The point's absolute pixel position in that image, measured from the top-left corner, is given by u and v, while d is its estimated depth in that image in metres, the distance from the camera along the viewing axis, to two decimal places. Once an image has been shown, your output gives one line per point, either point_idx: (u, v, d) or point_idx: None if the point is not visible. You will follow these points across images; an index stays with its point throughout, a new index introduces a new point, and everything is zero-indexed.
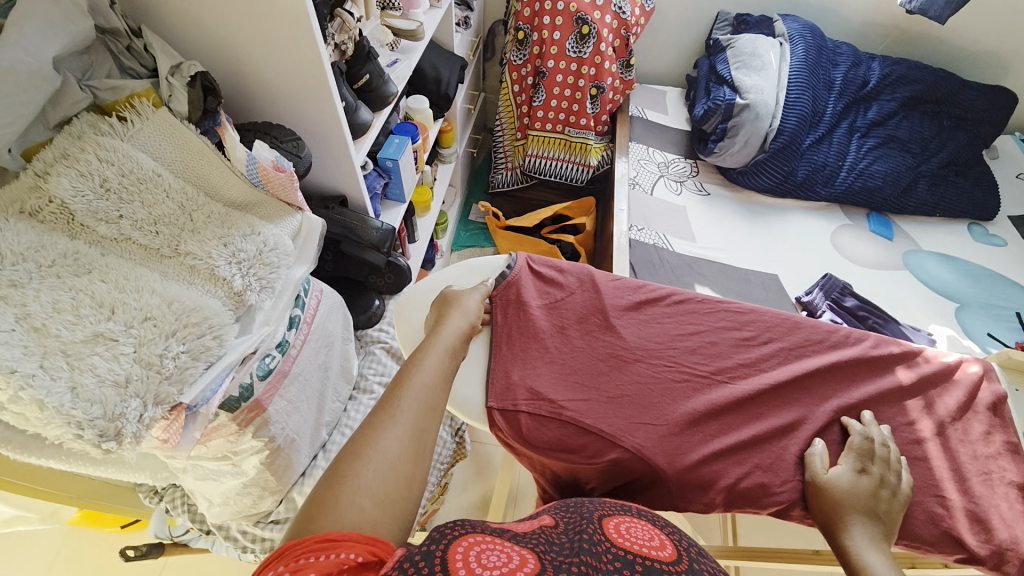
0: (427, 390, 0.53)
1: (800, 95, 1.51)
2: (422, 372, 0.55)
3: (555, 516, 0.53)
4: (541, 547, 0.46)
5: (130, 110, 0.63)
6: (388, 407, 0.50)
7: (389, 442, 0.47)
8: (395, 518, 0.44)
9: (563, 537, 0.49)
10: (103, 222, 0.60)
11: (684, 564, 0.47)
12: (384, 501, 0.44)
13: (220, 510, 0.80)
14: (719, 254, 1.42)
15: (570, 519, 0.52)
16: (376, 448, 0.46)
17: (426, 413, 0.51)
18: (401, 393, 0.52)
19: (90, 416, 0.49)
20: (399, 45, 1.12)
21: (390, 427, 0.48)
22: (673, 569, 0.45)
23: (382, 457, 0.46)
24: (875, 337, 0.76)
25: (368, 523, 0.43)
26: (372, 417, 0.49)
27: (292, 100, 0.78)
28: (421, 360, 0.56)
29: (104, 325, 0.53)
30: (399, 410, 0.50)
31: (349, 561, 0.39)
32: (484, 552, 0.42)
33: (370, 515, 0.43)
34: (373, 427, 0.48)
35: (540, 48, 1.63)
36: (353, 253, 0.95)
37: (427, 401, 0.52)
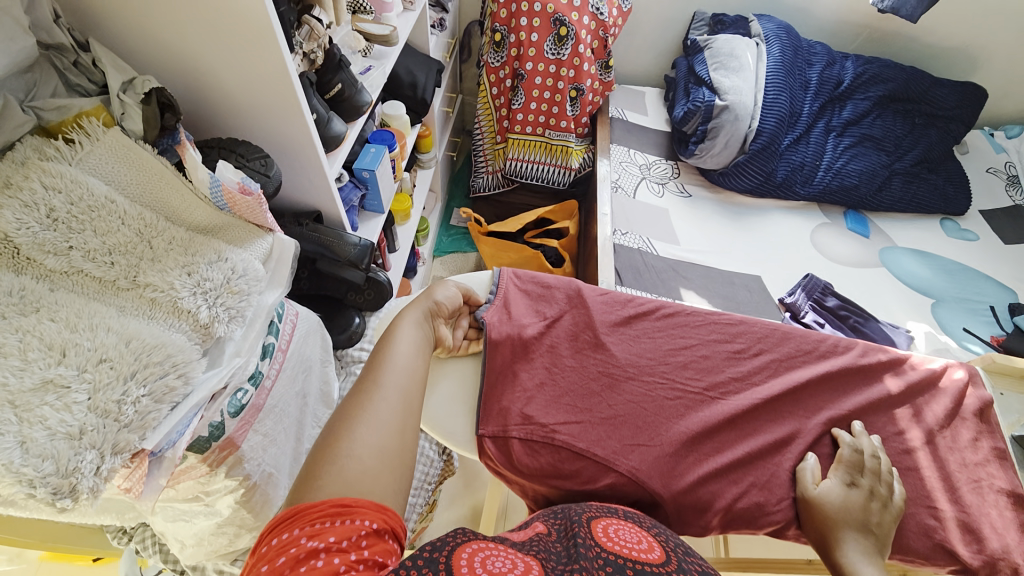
0: (411, 354, 0.54)
1: (777, 96, 1.52)
2: (403, 333, 0.56)
3: (547, 524, 0.53)
4: (541, 555, 0.45)
5: (78, 131, 0.58)
6: (375, 372, 0.51)
7: (380, 403, 0.48)
8: (396, 470, 0.45)
9: (558, 543, 0.48)
10: (50, 254, 0.54)
11: (672, 564, 0.46)
12: (384, 455, 0.45)
13: (194, 551, 0.76)
14: (703, 257, 1.42)
15: (561, 525, 0.52)
16: (368, 406, 0.47)
17: (413, 372, 0.53)
18: (387, 356, 0.53)
19: (41, 473, 0.45)
20: (372, 51, 1.08)
21: (381, 386, 0.49)
22: (662, 570, 0.44)
23: (376, 417, 0.47)
24: (863, 345, 0.76)
25: (374, 483, 0.43)
26: (360, 384, 0.50)
27: (260, 115, 0.74)
28: (400, 325, 0.57)
29: (54, 371, 0.49)
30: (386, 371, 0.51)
31: (366, 527, 0.39)
32: (490, 557, 0.41)
33: (370, 468, 0.43)
34: (364, 391, 0.49)
35: (518, 50, 1.60)
36: (330, 270, 0.92)
37: (413, 361, 0.54)
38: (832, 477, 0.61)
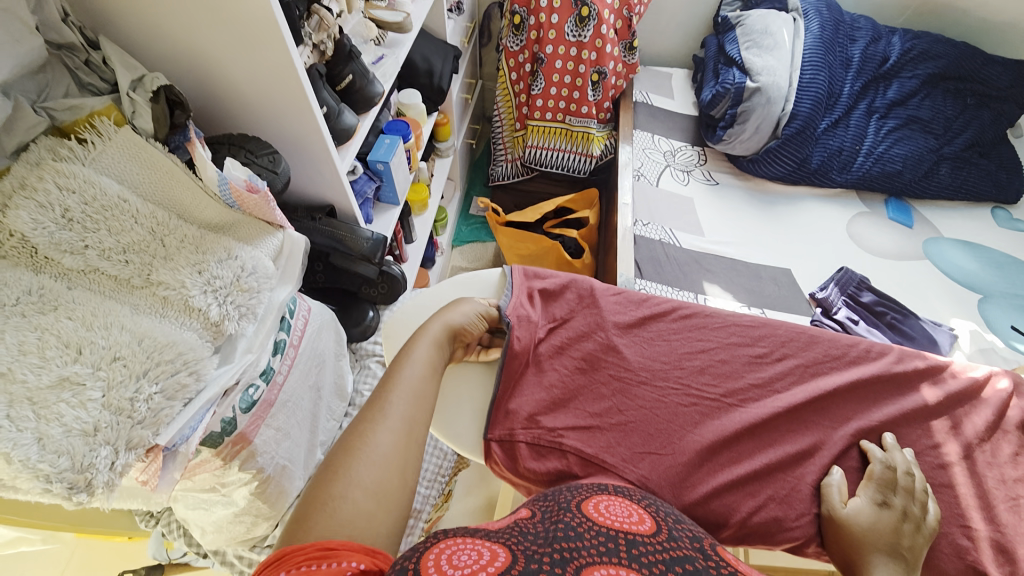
0: (417, 384, 0.54)
1: (814, 76, 1.43)
2: (413, 361, 0.56)
3: (533, 507, 0.52)
4: (513, 539, 0.44)
5: (90, 130, 0.59)
6: (378, 403, 0.51)
7: (378, 437, 0.48)
8: (389, 511, 0.45)
9: (539, 525, 0.47)
10: (67, 253, 0.55)
11: (663, 533, 0.47)
12: (378, 495, 0.44)
13: (214, 537, 0.79)
14: (729, 249, 1.36)
15: (547, 506, 0.51)
16: (367, 442, 0.47)
17: (416, 405, 0.52)
18: (391, 389, 0.52)
19: (58, 469, 0.46)
20: (385, 39, 1.06)
21: (381, 422, 0.49)
22: (654, 539, 0.45)
23: (374, 452, 0.47)
24: (898, 351, 0.71)
25: (364, 523, 0.43)
26: (363, 413, 0.50)
27: (271, 111, 0.73)
28: (411, 352, 0.57)
29: (70, 369, 0.50)
30: (388, 405, 0.51)
31: (352, 569, 0.39)
32: (455, 554, 0.40)
33: (363, 509, 0.43)
34: (364, 425, 0.49)
35: (538, 33, 1.55)
36: (344, 264, 0.92)
37: (416, 393, 0.53)
38: (861, 495, 0.58)
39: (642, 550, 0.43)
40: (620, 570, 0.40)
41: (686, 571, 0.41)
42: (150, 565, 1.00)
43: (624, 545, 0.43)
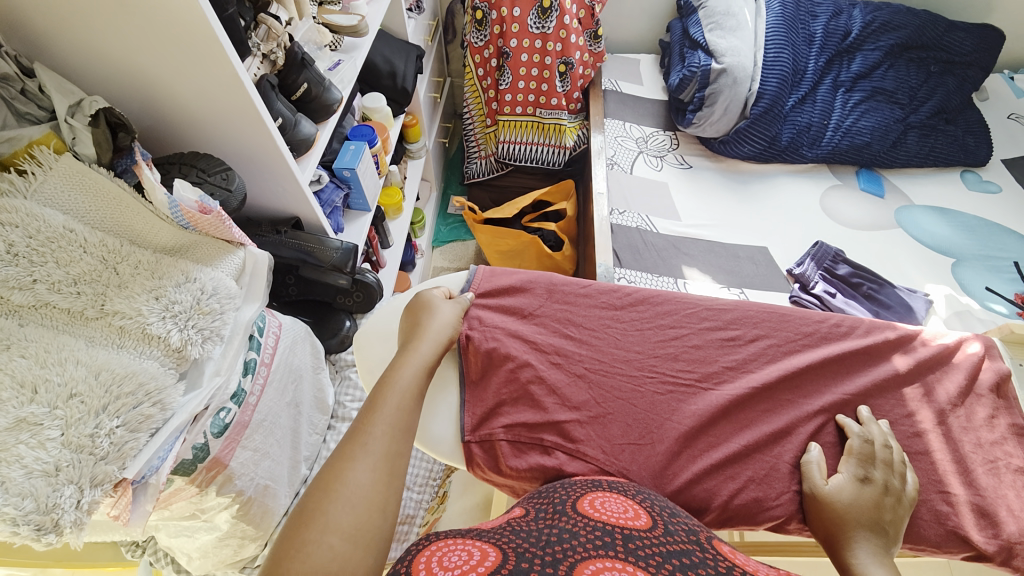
0: (401, 410, 0.50)
1: (779, 53, 1.43)
2: (398, 385, 0.53)
3: (527, 506, 0.52)
4: (505, 539, 0.43)
5: (29, 161, 0.57)
6: (360, 433, 0.47)
7: (359, 473, 0.44)
8: (369, 551, 0.41)
9: (532, 522, 0.47)
10: (15, 289, 0.54)
11: (658, 526, 0.47)
12: (355, 535, 0.41)
13: (201, 562, 0.78)
14: (705, 231, 1.36)
15: (542, 506, 0.51)
16: (343, 479, 0.43)
17: (399, 432, 0.48)
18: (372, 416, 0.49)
19: (23, 511, 0.45)
20: (341, 44, 1.04)
21: (360, 456, 0.45)
22: (648, 533, 0.45)
23: (353, 488, 0.43)
24: (868, 323, 0.72)
25: (341, 566, 0.39)
26: (343, 444, 0.46)
27: (222, 126, 0.71)
28: (396, 375, 0.54)
29: (27, 409, 0.48)
30: (370, 435, 0.47)
31: None
32: (445, 556, 0.40)
33: (339, 553, 0.40)
34: (343, 459, 0.45)
35: (501, 27, 1.54)
36: (315, 275, 0.91)
37: (400, 420, 0.50)
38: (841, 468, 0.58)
39: (638, 544, 0.43)
40: (617, 562, 0.40)
41: (685, 565, 0.41)
42: None
43: (619, 540, 0.43)
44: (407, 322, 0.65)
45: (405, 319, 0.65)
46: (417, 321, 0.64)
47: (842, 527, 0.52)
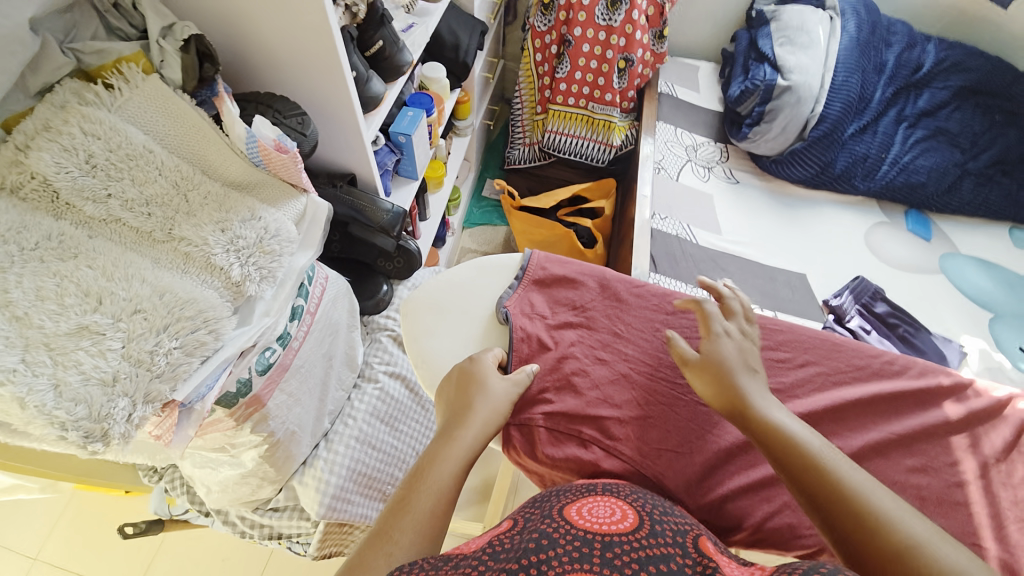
0: (431, 514, 0.48)
1: (847, 79, 1.40)
2: (431, 483, 0.50)
3: (517, 517, 0.52)
4: (482, 564, 0.41)
5: (118, 76, 0.57)
6: (387, 534, 0.46)
7: None
8: None
9: (515, 536, 0.46)
10: (90, 201, 0.55)
11: (643, 529, 0.46)
12: None
13: (219, 496, 0.80)
14: (745, 249, 1.34)
15: (530, 514, 0.51)
16: None
17: (425, 541, 0.47)
18: (403, 514, 0.47)
19: (74, 416, 0.46)
20: (415, 7, 1.03)
21: (384, 562, 0.44)
22: (630, 538, 0.45)
23: None
24: (921, 365, 0.71)
25: None
26: (369, 543, 0.46)
27: (300, 72, 0.71)
28: (433, 471, 0.51)
29: (90, 317, 0.49)
30: (396, 540, 0.46)
31: None
32: None
33: None
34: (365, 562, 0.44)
35: (567, 14, 1.50)
36: (363, 235, 0.91)
37: (429, 524, 0.47)
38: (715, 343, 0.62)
39: (617, 551, 0.42)
40: None
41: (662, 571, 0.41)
42: (154, 521, 1.03)
43: (598, 548, 0.42)
44: (455, 394, 0.59)
45: (452, 389, 0.59)
46: (467, 398, 0.58)
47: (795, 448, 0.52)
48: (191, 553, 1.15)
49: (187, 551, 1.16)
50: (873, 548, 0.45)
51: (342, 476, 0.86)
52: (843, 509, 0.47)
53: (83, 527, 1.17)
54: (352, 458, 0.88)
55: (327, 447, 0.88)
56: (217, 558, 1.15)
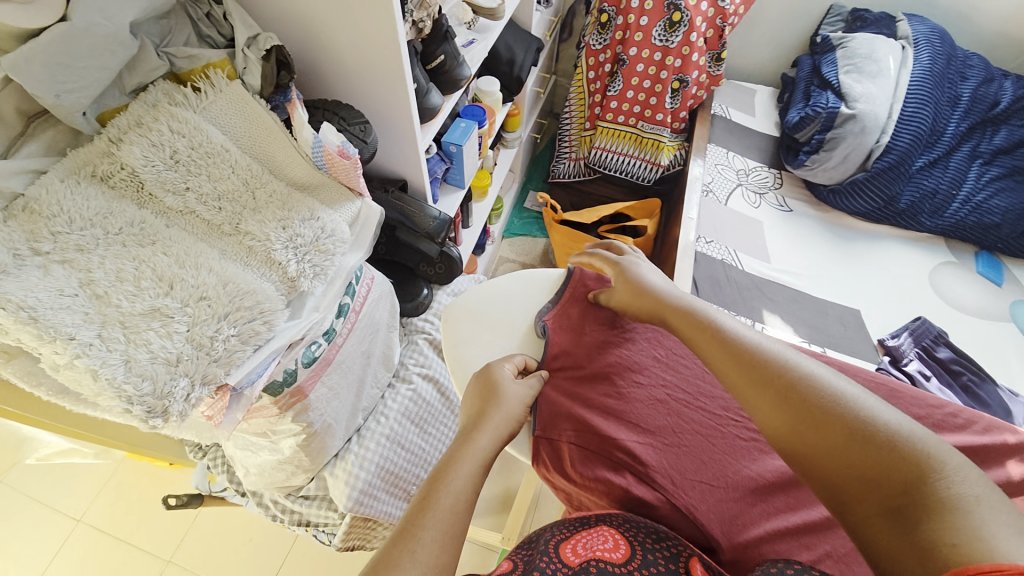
0: (454, 514, 0.47)
1: (917, 110, 1.32)
2: (452, 484, 0.50)
3: (514, 560, 0.50)
4: None
5: (204, 80, 0.62)
6: (409, 535, 0.45)
7: None
8: None
9: None
10: (170, 193, 0.59)
11: (636, 561, 0.47)
12: None
13: (255, 479, 0.84)
14: (795, 280, 1.29)
15: (527, 556, 0.49)
16: None
17: (448, 541, 0.45)
18: (425, 512, 0.47)
19: (140, 391, 0.49)
20: (476, 23, 1.07)
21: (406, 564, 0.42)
22: (625, 571, 0.46)
23: None
24: (987, 421, 0.66)
25: None
26: (391, 543, 0.45)
27: (366, 81, 0.75)
28: (453, 472, 0.51)
29: (161, 301, 0.53)
30: (418, 541, 0.45)
31: None
32: None
33: None
34: (387, 564, 0.43)
35: (624, 33, 1.50)
36: (409, 240, 0.94)
37: (451, 523, 0.47)
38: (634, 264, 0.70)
39: None
40: None
41: None
42: (192, 496, 1.09)
43: None
44: (475, 404, 0.60)
45: (472, 398, 0.61)
46: (484, 402, 0.59)
47: (710, 334, 0.56)
48: (222, 530, 1.21)
49: (217, 528, 1.21)
50: (803, 428, 0.45)
51: (370, 472, 0.88)
52: (771, 392, 0.48)
53: (128, 495, 1.24)
54: (381, 456, 0.90)
55: (358, 442, 0.90)
56: (245, 538, 1.20)
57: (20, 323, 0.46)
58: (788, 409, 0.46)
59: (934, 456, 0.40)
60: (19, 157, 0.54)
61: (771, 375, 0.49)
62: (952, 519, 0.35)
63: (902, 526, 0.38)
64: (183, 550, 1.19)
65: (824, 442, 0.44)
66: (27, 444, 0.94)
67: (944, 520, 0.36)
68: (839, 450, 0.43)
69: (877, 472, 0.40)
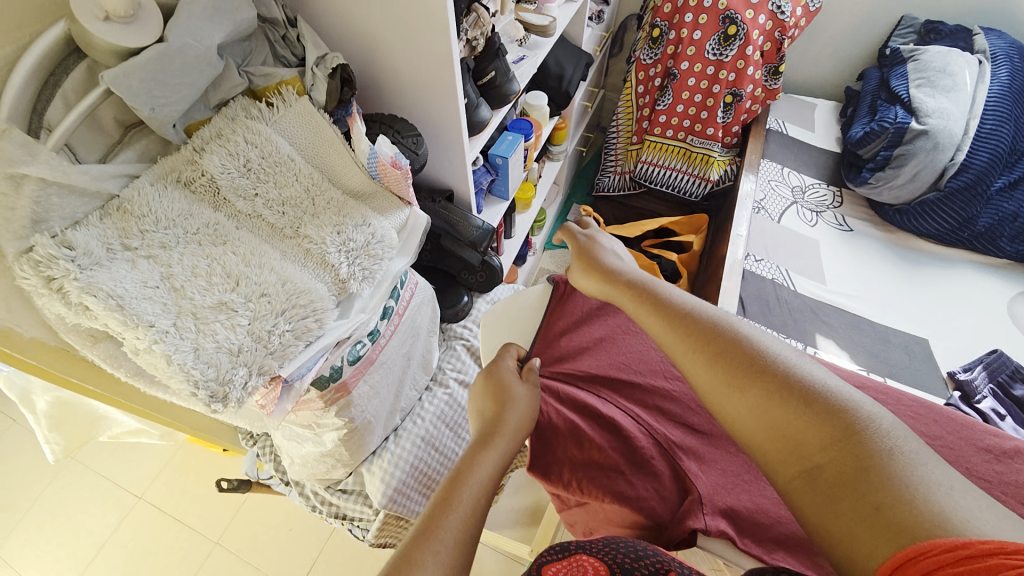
0: (472, 515, 0.49)
1: (995, 128, 1.22)
2: (471, 483, 0.51)
3: None
4: None
5: (277, 97, 0.67)
6: (429, 534, 0.46)
7: None
8: None
9: None
10: (241, 198, 0.65)
11: None
12: None
13: (298, 469, 0.88)
14: (854, 303, 1.21)
15: None
16: None
17: (467, 542, 0.46)
18: (446, 512, 0.48)
19: (206, 377, 0.54)
20: (528, 40, 1.10)
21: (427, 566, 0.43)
22: None
23: None
24: None
25: None
26: (412, 540, 0.45)
27: (421, 97, 0.79)
28: (470, 475, 0.52)
29: (228, 295, 0.58)
30: (437, 541, 0.45)
31: None
32: None
33: None
34: (408, 564, 0.43)
35: (676, 48, 1.48)
36: (452, 247, 0.96)
37: (470, 524, 0.48)
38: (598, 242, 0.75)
39: None
40: None
41: None
42: (241, 481, 1.16)
43: None
44: (488, 405, 0.62)
45: (484, 400, 0.63)
46: (498, 405, 0.61)
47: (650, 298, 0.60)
48: (265, 517, 1.28)
49: (260, 515, 1.28)
50: (744, 382, 0.48)
51: (404, 471, 0.91)
52: (708, 352, 0.51)
53: (184, 478, 1.34)
54: (414, 456, 0.93)
55: (394, 442, 0.93)
56: (285, 526, 1.27)
57: (109, 309, 0.51)
58: (725, 380, 0.49)
59: (858, 415, 0.43)
60: (117, 162, 0.60)
61: (713, 345, 0.51)
62: (879, 480, 0.39)
63: (821, 481, 0.41)
64: (229, 532, 1.27)
65: (752, 400, 0.47)
66: (101, 423, 1.03)
67: (882, 476, 0.39)
68: (777, 418, 0.45)
69: (811, 442, 0.43)
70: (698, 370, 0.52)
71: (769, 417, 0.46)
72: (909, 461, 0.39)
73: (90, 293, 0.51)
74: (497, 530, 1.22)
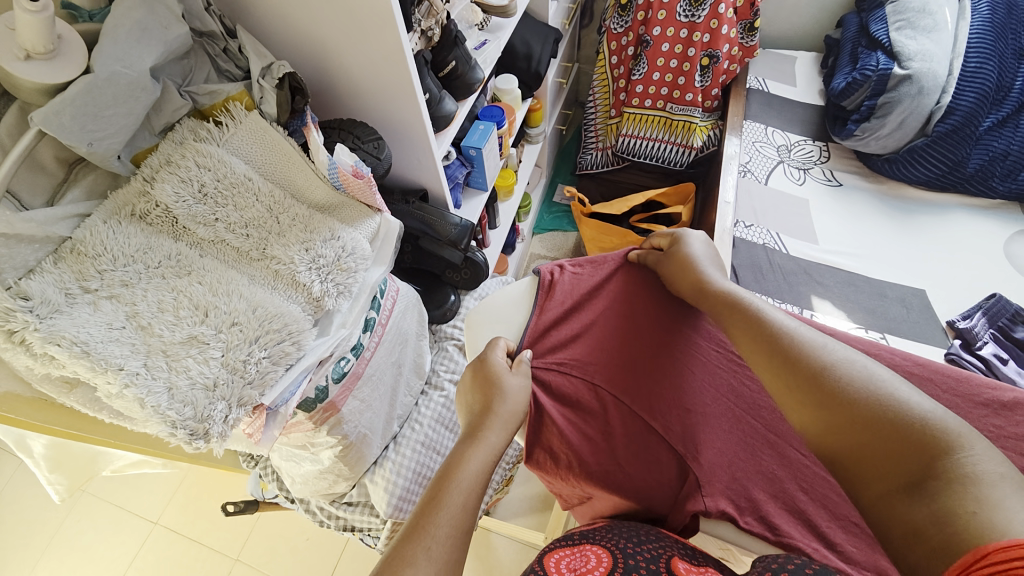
0: (463, 511, 0.48)
1: (981, 65, 1.18)
2: (462, 480, 0.50)
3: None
4: None
5: (225, 114, 0.65)
6: (420, 532, 0.45)
7: None
8: None
9: None
10: (201, 225, 0.62)
11: (620, 569, 0.46)
12: None
13: (302, 487, 0.88)
14: (848, 260, 1.19)
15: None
16: None
17: (457, 539, 0.46)
18: (434, 509, 0.47)
19: (183, 416, 0.52)
20: (488, 23, 1.06)
21: (419, 564, 0.43)
22: None
23: None
24: None
25: None
26: (404, 538, 0.45)
27: (380, 98, 0.76)
28: (460, 470, 0.51)
29: (198, 328, 0.56)
30: (429, 540, 0.45)
31: None
32: None
33: None
34: (401, 564, 0.43)
35: (646, 13, 1.43)
36: (432, 248, 0.94)
37: (460, 518, 0.48)
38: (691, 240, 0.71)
39: None
40: None
41: None
42: (250, 501, 1.16)
43: None
44: (476, 399, 0.61)
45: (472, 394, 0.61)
46: (485, 399, 0.60)
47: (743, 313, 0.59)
48: (281, 531, 1.29)
49: (276, 529, 1.29)
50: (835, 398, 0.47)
51: (407, 478, 0.91)
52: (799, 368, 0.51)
53: (196, 502, 1.34)
54: (416, 462, 0.92)
55: (394, 449, 0.93)
56: (302, 537, 1.28)
57: (74, 357, 0.50)
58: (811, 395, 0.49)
59: (954, 436, 0.41)
60: (64, 203, 0.57)
61: (790, 362, 0.52)
62: (976, 493, 0.37)
63: (914, 498, 0.40)
64: (248, 548, 1.28)
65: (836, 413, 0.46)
66: (101, 459, 1.02)
67: (976, 494, 0.37)
68: (859, 435, 0.44)
69: (890, 455, 0.42)
70: (774, 384, 0.53)
71: (849, 438, 0.45)
72: (1006, 479, 0.38)
73: (53, 341, 0.49)
74: (510, 520, 1.23)
